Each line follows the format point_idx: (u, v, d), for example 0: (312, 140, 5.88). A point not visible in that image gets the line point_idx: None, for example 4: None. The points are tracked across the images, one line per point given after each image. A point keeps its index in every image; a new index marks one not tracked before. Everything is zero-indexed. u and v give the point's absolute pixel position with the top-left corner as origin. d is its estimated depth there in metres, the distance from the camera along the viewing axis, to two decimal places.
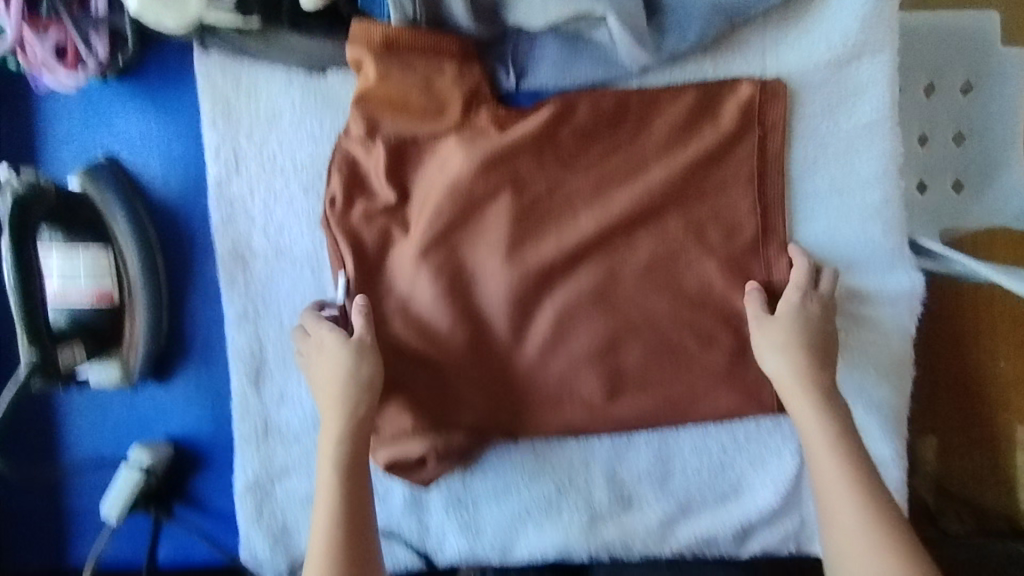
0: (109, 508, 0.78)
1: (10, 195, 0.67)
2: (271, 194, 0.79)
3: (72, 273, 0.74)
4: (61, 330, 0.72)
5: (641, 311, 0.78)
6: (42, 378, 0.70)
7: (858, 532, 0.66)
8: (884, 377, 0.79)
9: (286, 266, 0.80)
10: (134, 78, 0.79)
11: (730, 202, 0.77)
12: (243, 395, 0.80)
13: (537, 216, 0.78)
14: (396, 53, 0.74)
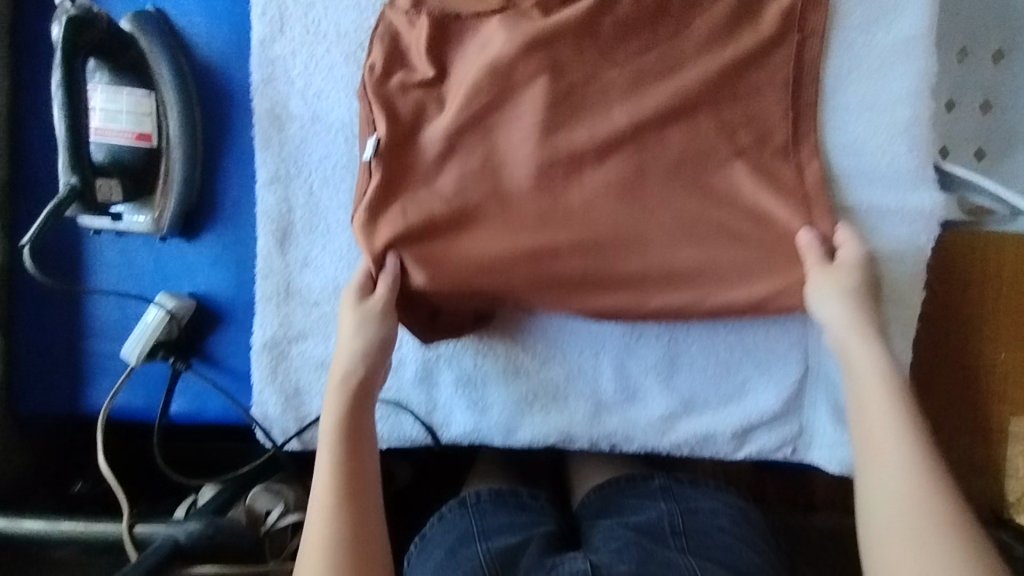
0: (129, 349, 0.80)
1: (65, 18, 0.70)
2: (312, 59, 0.81)
3: (115, 112, 0.76)
4: (101, 164, 0.76)
5: (673, 208, 0.75)
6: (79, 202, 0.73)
7: (888, 440, 0.63)
8: (902, 307, 0.80)
9: (321, 132, 0.82)
10: None
11: (765, 107, 0.76)
12: (268, 254, 0.82)
13: (571, 105, 0.76)
14: None
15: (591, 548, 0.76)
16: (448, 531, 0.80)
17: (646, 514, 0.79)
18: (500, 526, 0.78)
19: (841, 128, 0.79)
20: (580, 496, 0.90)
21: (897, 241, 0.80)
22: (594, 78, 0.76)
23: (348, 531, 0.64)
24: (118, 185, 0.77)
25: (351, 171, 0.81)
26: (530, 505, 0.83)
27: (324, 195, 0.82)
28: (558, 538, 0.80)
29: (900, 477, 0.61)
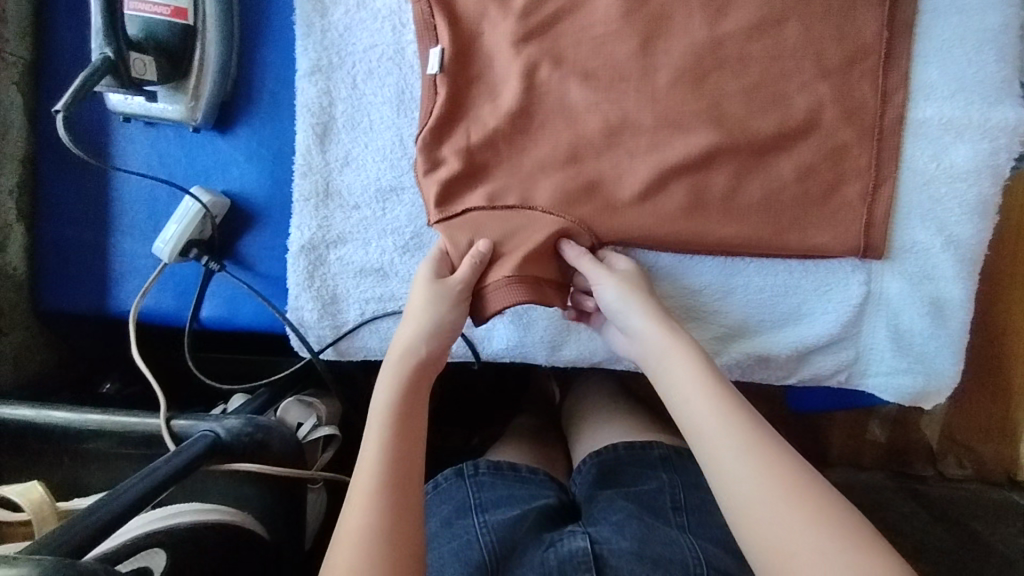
0: (162, 244, 0.76)
1: None
2: None
3: None
4: (134, 39, 0.70)
5: (742, 126, 0.74)
6: (113, 77, 0.69)
7: (697, 398, 0.61)
8: (964, 264, 0.76)
9: (366, 19, 0.76)
10: None
11: (858, 24, 0.73)
12: (308, 151, 0.77)
13: (649, 12, 0.74)
14: None
15: (592, 521, 0.72)
16: (446, 501, 0.77)
17: (648, 485, 0.75)
18: (498, 497, 0.76)
19: (928, 34, 0.74)
20: (575, 466, 0.87)
21: (975, 159, 0.74)
22: None
23: (394, 474, 0.58)
24: (152, 62, 0.70)
25: (397, 63, 0.76)
26: (529, 480, 0.80)
27: (368, 89, 0.77)
28: (558, 512, 0.77)
29: (754, 433, 0.57)
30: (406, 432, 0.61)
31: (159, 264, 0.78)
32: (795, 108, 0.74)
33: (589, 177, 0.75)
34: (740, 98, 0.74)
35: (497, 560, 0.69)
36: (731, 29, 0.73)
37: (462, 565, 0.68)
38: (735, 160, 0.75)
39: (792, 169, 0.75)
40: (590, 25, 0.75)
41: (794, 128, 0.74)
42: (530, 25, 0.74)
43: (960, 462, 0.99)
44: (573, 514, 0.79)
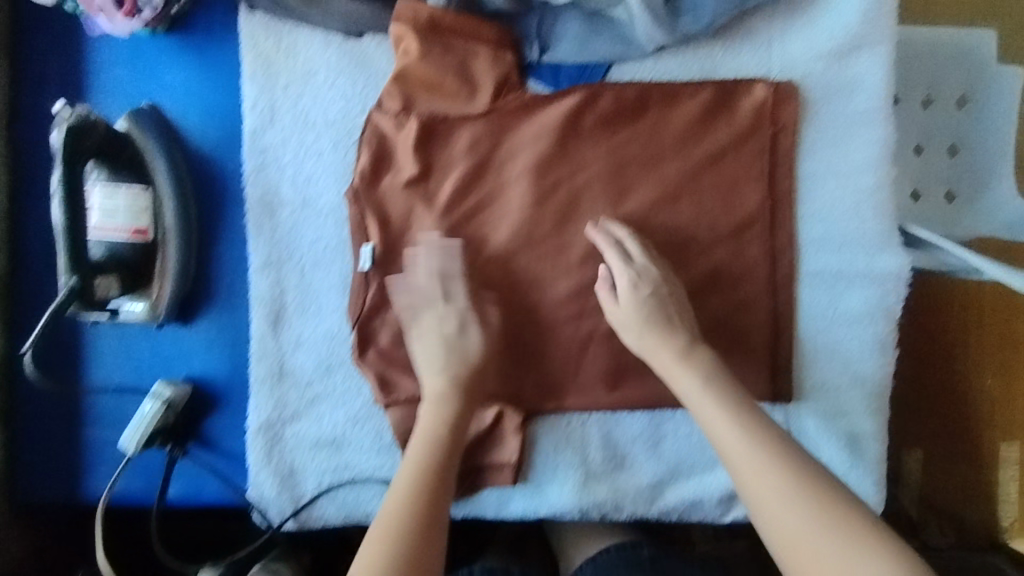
0: (128, 437, 0.81)
1: (64, 125, 0.72)
2: (302, 147, 0.84)
3: (112, 209, 0.79)
4: (99, 262, 0.78)
5: None
6: (79, 304, 0.75)
7: (706, 407, 0.70)
8: (870, 403, 0.83)
9: (311, 216, 0.85)
10: (182, 32, 0.85)
11: (743, 196, 0.82)
12: (262, 337, 0.84)
13: (559, 196, 0.84)
14: (438, 34, 0.80)
15: None
16: None
17: None
18: None
19: (811, 195, 0.83)
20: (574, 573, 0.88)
21: (868, 304, 0.82)
22: (577, 166, 0.84)
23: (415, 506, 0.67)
24: (120, 277, 0.79)
25: (341, 252, 0.85)
26: None
27: (315, 278, 0.85)
28: None
29: (767, 444, 0.65)
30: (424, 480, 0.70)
31: (123, 456, 0.84)
32: (695, 272, 0.83)
33: (520, 342, 0.85)
34: None
35: None
36: (632, 207, 0.83)
37: None
38: None
39: (702, 324, 0.83)
40: (508, 211, 0.84)
41: (697, 289, 0.83)
42: (454, 216, 0.84)
43: (941, 531, 0.98)
44: None
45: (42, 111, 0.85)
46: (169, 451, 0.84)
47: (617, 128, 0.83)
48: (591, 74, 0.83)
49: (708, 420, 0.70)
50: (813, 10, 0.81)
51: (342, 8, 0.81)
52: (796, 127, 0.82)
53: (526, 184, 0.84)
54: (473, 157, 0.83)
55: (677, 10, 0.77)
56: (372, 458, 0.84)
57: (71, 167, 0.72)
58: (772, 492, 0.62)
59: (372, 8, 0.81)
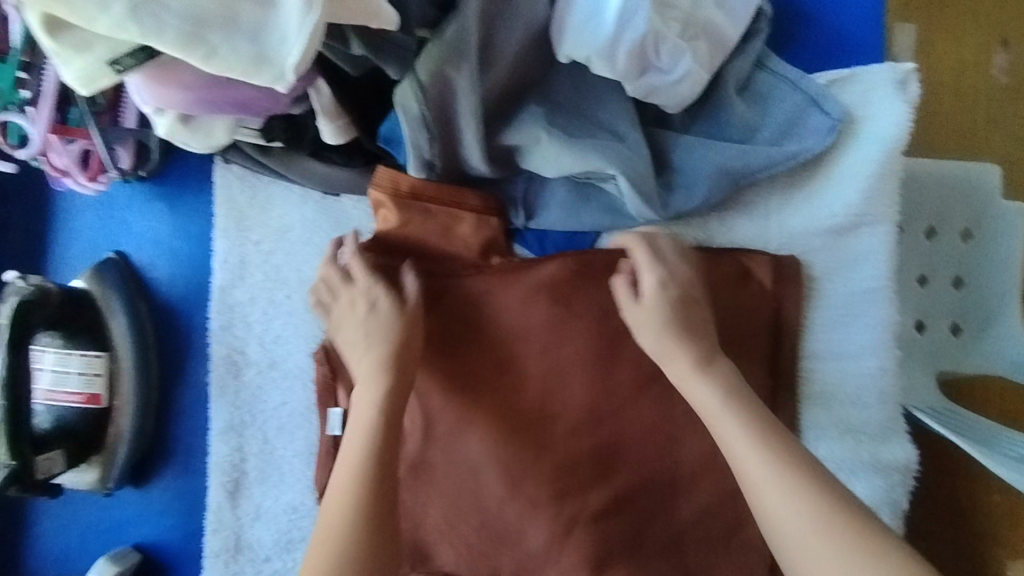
0: None
1: (15, 298, 0.70)
2: (272, 304, 0.81)
3: (63, 374, 0.74)
4: (44, 435, 0.72)
5: (639, 472, 0.77)
6: (16, 488, 0.69)
7: (726, 423, 0.63)
8: None
9: (278, 377, 0.80)
10: (153, 181, 0.82)
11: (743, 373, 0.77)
12: (219, 507, 0.78)
13: (546, 365, 0.78)
14: (418, 201, 0.76)
15: None
16: None
17: None
18: None
19: (816, 375, 0.78)
20: None
21: (873, 496, 0.76)
22: (568, 336, 0.78)
23: (362, 483, 0.65)
24: (65, 448, 0.73)
25: (308, 419, 0.79)
26: None
27: (279, 443, 0.79)
28: None
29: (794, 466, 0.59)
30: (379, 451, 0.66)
31: None
32: (687, 454, 0.77)
33: (499, 523, 0.78)
34: (634, 443, 0.78)
35: None
36: (618, 385, 0.77)
37: None
38: (639, 506, 0.77)
39: (693, 512, 0.77)
40: (490, 380, 0.78)
41: (689, 474, 0.77)
42: (431, 383, 0.79)
43: None
44: None
45: (10, 264, 0.84)
46: None
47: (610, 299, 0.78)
48: (579, 242, 0.81)
49: (726, 437, 0.63)
50: (811, 186, 0.78)
51: (317, 169, 0.77)
52: (798, 302, 0.78)
53: (507, 350, 0.78)
54: (454, 319, 0.79)
55: (669, 184, 0.77)
56: None
57: (20, 336, 0.69)
58: (795, 520, 0.56)
59: (349, 172, 0.77)
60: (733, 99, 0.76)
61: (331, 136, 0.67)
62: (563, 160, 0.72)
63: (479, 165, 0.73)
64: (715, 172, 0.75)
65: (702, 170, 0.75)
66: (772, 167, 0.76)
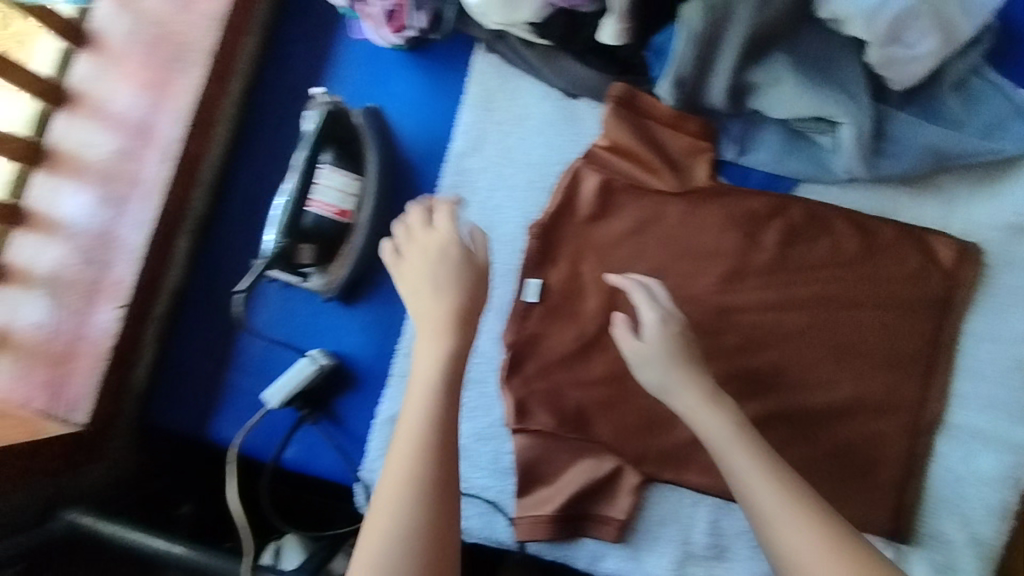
0: (276, 389, 0.87)
1: (318, 112, 0.87)
2: (498, 179, 0.92)
3: (328, 188, 0.86)
4: (308, 230, 0.85)
5: (794, 401, 0.88)
6: (281, 264, 0.85)
7: (735, 454, 0.69)
8: (980, 562, 0.84)
9: (489, 240, 0.92)
10: (418, 53, 0.94)
11: (908, 331, 0.87)
12: (414, 335, 0.90)
13: (725, 283, 0.90)
14: (639, 105, 0.87)
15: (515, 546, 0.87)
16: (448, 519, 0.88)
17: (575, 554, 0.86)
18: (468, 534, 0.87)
19: (972, 353, 0.87)
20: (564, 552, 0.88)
21: (999, 469, 0.85)
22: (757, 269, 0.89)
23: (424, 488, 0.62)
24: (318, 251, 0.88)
25: (508, 280, 0.92)
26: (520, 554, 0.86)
27: None
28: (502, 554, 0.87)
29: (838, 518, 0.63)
30: (429, 444, 0.63)
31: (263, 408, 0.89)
32: (834, 395, 0.87)
33: (656, 412, 0.87)
34: (792, 373, 0.88)
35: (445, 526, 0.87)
36: (788, 317, 0.89)
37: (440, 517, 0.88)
38: (780, 426, 0.88)
39: (831, 445, 0.87)
40: (674, 287, 0.90)
41: (833, 410, 0.87)
42: (622, 281, 0.90)
43: None
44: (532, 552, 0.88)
45: (278, 92, 0.95)
46: (301, 414, 0.89)
47: (795, 243, 0.89)
48: (779, 185, 0.91)
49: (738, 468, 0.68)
50: (1003, 184, 0.87)
51: (572, 67, 0.88)
52: (970, 287, 0.87)
53: (696, 266, 0.90)
54: (654, 230, 0.90)
55: (879, 150, 0.86)
56: (483, 478, 0.89)
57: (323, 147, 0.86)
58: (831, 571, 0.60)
59: (599, 77, 0.88)
60: (946, 94, 0.86)
61: (611, 36, 0.78)
62: (797, 104, 0.82)
63: (717, 97, 0.84)
64: (922, 148, 0.85)
65: (912, 143, 0.85)
66: (975, 155, 0.85)
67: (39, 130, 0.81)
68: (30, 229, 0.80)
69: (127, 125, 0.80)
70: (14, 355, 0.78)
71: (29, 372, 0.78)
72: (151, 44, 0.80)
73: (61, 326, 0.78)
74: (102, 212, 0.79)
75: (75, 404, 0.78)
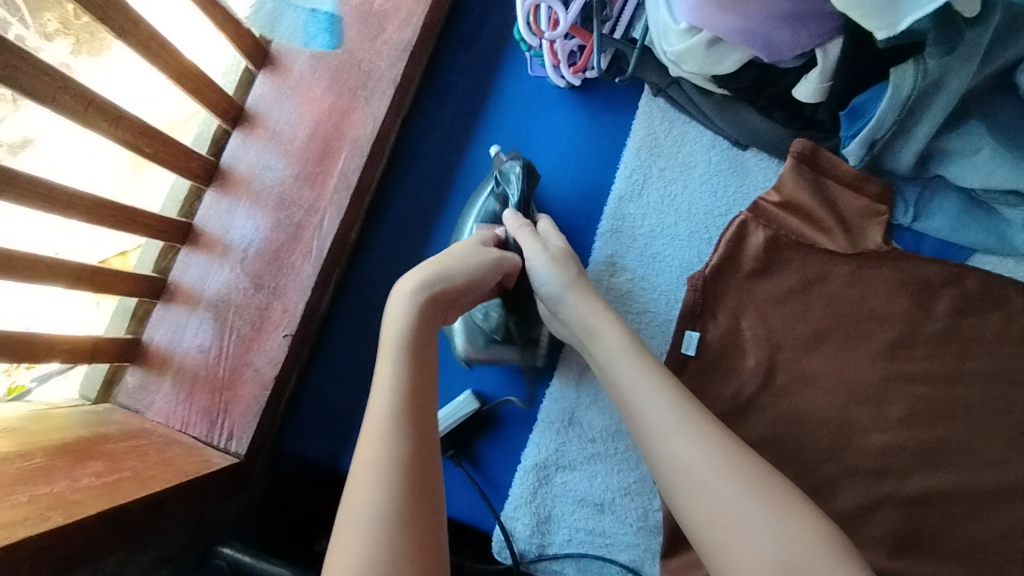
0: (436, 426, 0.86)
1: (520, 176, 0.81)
2: (658, 226, 0.90)
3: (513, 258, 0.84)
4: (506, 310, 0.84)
5: (966, 481, 0.81)
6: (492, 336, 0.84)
7: (633, 370, 0.61)
8: None
9: (646, 289, 0.89)
10: (583, 91, 0.92)
11: None
12: (565, 381, 0.88)
13: (893, 349, 0.85)
14: (817, 159, 0.84)
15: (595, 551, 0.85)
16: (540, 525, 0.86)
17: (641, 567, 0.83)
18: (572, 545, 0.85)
19: None
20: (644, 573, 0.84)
21: None
22: (932, 337, 0.85)
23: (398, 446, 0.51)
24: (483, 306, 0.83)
25: (665, 331, 0.89)
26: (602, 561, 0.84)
27: None
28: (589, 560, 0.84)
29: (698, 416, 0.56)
30: (405, 430, 0.52)
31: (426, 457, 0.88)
32: (1010, 477, 0.81)
33: (814, 480, 0.83)
34: (961, 450, 0.82)
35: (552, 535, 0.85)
36: (959, 391, 0.83)
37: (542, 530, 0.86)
38: (948, 506, 0.81)
39: (1003, 529, 0.80)
40: (839, 350, 0.86)
41: (1005, 492, 0.80)
42: (786, 339, 0.86)
43: None
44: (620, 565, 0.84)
45: (436, 123, 0.94)
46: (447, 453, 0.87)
47: (969, 314, 0.85)
48: (954, 254, 0.88)
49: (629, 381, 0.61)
50: None
51: (751, 121, 0.86)
52: None
53: (863, 330, 0.86)
54: (821, 288, 0.86)
55: None
56: (628, 536, 0.84)
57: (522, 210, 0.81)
58: (719, 487, 0.51)
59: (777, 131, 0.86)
60: None
61: (808, 94, 0.76)
62: (993, 177, 0.80)
63: (905, 160, 0.82)
64: None
65: None
66: None
67: (215, 151, 0.80)
68: (196, 248, 0.79)
69: (307, 150, 0.79)
70: (175, 378, 0.77)
71: (189, 397, 0.76)
72: (338, 73, 0.81)
73: (225, 353, 0.77)
74: (275, 237, 0.78)
75: (234, 434, 0.75)
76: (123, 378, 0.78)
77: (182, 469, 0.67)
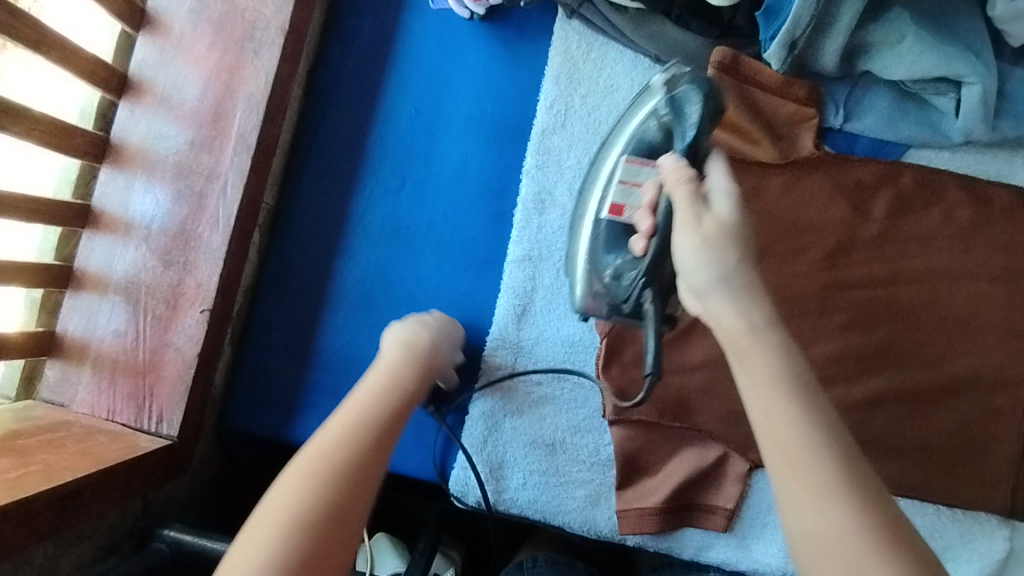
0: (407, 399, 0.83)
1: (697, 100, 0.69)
2: (584, 156, 0.86)
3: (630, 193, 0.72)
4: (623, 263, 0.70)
5: (911, 379, 0.81)
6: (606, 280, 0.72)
7: (768, 342, 0.50)
8: None
9: None
10: (494, 22, 0.88)
11: None
12: (505, 325, 0.85)
13: (834, 254, 0.83)
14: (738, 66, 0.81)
15: (539, 484, 0.84)
16: (482, 458, 0.85)
17: (579, 494, 0.83)
18: (516, 477, 0.85)
19: None
20: (584, 505, 0.83)
21: None
22: (870, 241, 0.83)
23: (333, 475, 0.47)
24: (602, 269, 0.73)
25: None
26: (547, 493, 0.84)
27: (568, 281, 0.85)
28: (533, 491, 0.84)
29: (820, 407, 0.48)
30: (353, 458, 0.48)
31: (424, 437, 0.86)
32: (950, 371, 0.80)
33: None
34: (906, 351, 0.81)
35: (494, 468, 0.85)
36: (900, 292, 0.82)
37: (485, 463, 0.85)
38: (895, 407, 0.81)
39: (947, 422, 0.80)
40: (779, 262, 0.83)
41: (949, 386, 0.80)
42: None
43: None
44: (565, 497, 0.83)
45: (343, 72, 0.89)
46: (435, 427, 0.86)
47: (905, 213, 0.83)
48: (887, 152, 0.85)
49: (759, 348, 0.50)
50: None
51: (668, 32, 0.82)
52: None
53: (801, 240, 0.84)
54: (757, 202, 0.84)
55: (1000, 110, 0.79)
56: (582, 472, 0.84)
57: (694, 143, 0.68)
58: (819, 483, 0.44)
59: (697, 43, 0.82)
60: None
61: None
62: (917, 66, 0.77)
63: (829, 60, 0.79)
64: None
65: None
66: None
67: (104, 126, 0.75)
68: (99, 230, 0.75)
69: (200, 114, 0.75)
70: (95, 367, 0.74)
71: (111, 384, 0.74)
72: (223, 25, 0.76)
73: (143, 335, 0.74)
74: (178, 210, 0.75)
75: (164, 417, 0.73)
76: (42, 373, 0.74)
77: (102, 456, 0.66)
